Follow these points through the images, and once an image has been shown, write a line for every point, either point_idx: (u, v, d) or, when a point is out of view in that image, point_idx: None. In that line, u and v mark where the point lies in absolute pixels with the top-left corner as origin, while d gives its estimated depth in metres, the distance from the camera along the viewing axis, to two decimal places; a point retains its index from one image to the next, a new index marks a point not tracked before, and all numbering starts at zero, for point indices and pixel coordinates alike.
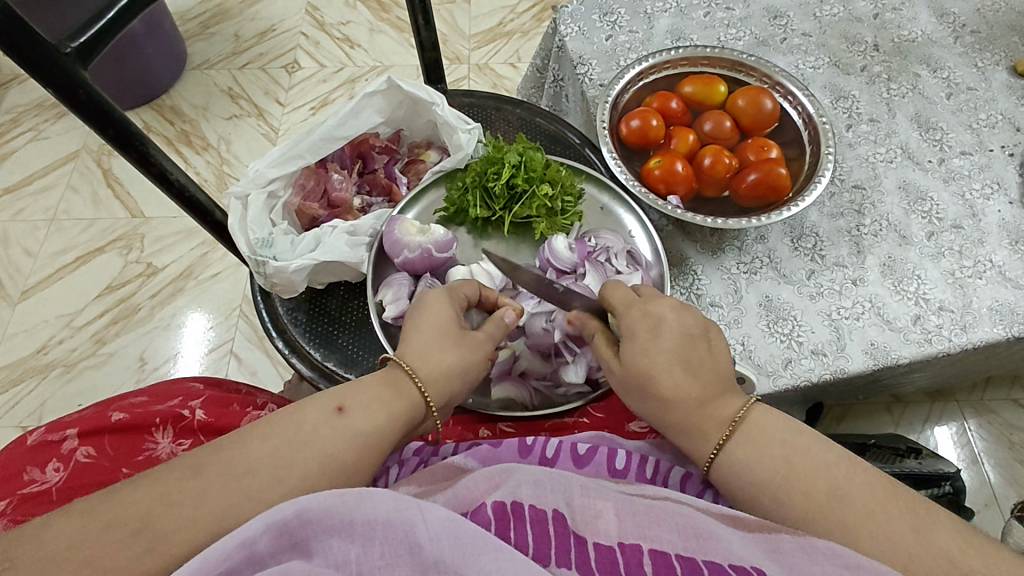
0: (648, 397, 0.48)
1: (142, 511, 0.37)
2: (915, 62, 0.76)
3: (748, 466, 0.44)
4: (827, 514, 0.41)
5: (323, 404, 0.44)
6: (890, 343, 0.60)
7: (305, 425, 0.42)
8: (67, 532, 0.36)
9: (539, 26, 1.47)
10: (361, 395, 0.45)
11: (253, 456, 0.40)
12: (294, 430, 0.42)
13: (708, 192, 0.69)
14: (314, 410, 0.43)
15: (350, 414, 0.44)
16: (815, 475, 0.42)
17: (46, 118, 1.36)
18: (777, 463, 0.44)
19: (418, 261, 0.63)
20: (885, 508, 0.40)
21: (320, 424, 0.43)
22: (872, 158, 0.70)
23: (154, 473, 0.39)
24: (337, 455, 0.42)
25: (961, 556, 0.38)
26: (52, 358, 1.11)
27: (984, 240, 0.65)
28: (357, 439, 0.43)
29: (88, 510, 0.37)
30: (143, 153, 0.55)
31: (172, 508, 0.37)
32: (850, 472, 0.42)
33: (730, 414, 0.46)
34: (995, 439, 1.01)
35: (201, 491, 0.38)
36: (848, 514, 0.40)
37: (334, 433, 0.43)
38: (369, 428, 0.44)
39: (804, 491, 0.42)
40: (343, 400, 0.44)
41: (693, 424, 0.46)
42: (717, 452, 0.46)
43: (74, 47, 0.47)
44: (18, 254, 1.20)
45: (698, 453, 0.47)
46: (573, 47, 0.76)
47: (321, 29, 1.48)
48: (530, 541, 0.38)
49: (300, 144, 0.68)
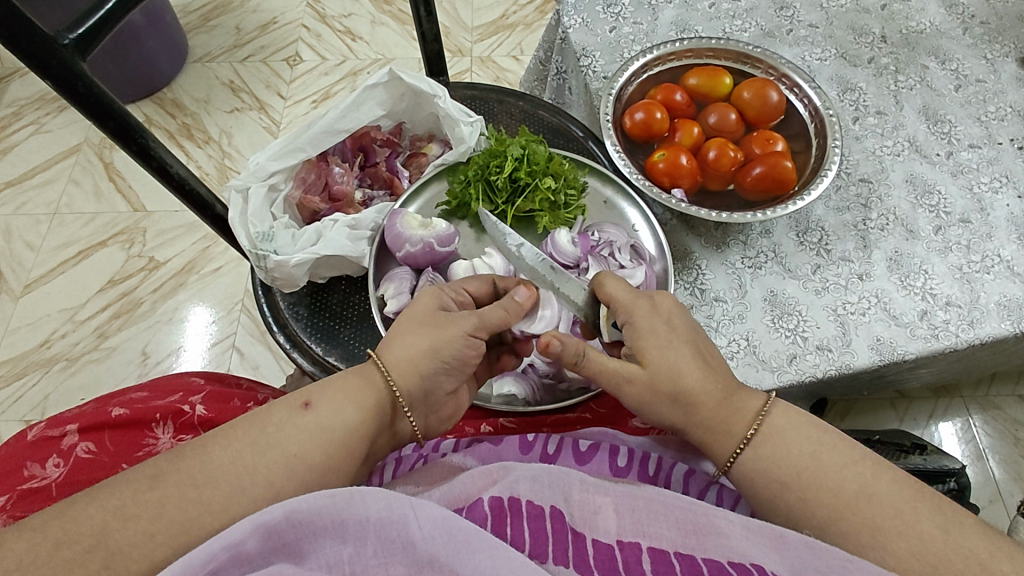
0: (678, 399, 0.46)
1: (155, 514, 0.37)
2: (923, 54, 0.75)
3: (771, 462, 0.44)
4: (857, 513, 0.41)
5: (289, 402, 0.44)
6: (896, 338, 0.59)
7: (269, 425, 0.42)
8: (81, 535, 0.36)
9: (542, 18, 1.46)
10: (326, 391, 0.45)
11: (263, 458, 0.41)
12: (259, 432, 0.42)
13: (713, 185, 0.68)
14: (280, 409, 0.44)
15: (316, 408, 0.44)
16: (843, 474, 0.42)
17: (48, 111, 1.36)
18: (803, 459, 0.44)
19: (420, 255, 0.62)
20: (914, 507, 0.40)
21: (285, 423, 0.43)
22: (879, 151, 0.69)
23: (161, 474, 0.39)
24: (303, 455, 0.42)
25: (991, 559, 0.38)
26: (55, 352, 1.10)
27: (992, 234, 0.64)
28: (323, 432, 0.43)
29: (100, 513, 0.37)
30: (142, 146, 0.54)
31: (186, 512, 0.38)
32: (875, 471, 0.42)
33: (756, 407, 0.46)
34: (1000, 435, 1.00)
35: (214, 494, 0.39)
36: (878, 512, 0.40)
37: (299, 429, 0.43)
38: (337, 421, 0.44)
39: (831, 489, 0.42)
40: (309, 396, 0.45)
41: (721, 419, 0.46)
42: (742, 447, 0.45)
43: (72, 39, 0.47)
44: (19, 248, 1.20)
45: (717, 452, 0.46)
46: (577, 39, 0.75)
47: (322, 21, 1.47)
48: (527, 539, 0.37)
49: (301, 137, 0.67)
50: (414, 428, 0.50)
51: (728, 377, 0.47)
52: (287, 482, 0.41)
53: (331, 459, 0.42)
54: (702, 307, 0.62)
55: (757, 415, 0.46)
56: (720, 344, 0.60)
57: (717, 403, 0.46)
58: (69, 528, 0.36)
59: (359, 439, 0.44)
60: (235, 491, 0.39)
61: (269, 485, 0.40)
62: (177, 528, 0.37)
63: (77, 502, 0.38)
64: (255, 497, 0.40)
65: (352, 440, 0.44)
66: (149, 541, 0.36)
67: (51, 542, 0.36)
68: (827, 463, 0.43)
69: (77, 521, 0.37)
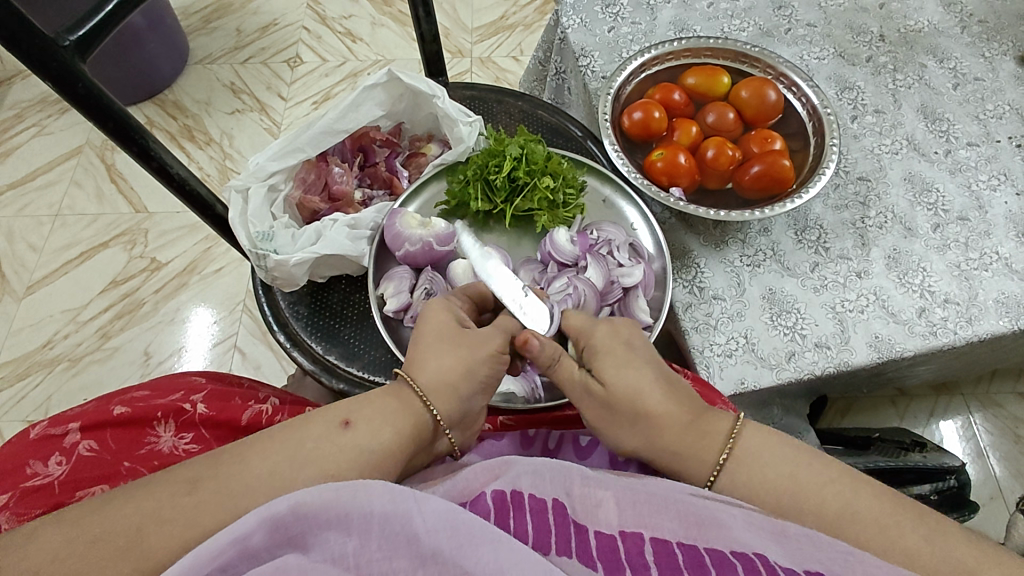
0: (652, 412, 0.46)
1: (166, 511, 0.38)
2: (921, 52, 0.75)
3: (749, 484, 0.44)
4: (839, 534, 0.41)
5: (329, 420, 0.44)
6: (894, 336, 0.59)
7: (308, 442, 0.42)
8: (95, 530, 0.36)
9: (542, 18, 1.47)
10: (366, 411, 0.45)
11: (273, 455, 0.41)
12: (297, 447, 0.42)
13: (711, 184, 0.68)
14: (319, 425, 0.43)
15: (355, 428, 0.44)
16: (822, 493, 0.42)
17: (49, 114, 1.36)
18: (781, 482, 0.43)
19: (419, 254, 0.63)
20: (898, 521, 0.40)
21: (323, 440, 0.43)
22: (877, 150, 0.69)
23: (175, 473, 0.40)
24: (339, 475, 0.42)
25: (979, 565, 0.38)
26: (59, 352, 1.11)
27: (990, 231, 0.64)
28: (360, 453, 0.43)
29: (114, 509, 0.37)
30: (143, 147, 0.55)
31: (194, 509, 0.38)
32: (855, 487, 0.42)
33: (725, 431, 0.46)
34: (1000, 432, 1.00)
35: (222, 491, 0.39)
36: (863, 529, 0.41)
37: (336, 448, 0.42)
38: (374, 443, 0.44)
39: (815, 507, 0.42)
40: (349, 415, 0.45)
41: (689, 443, 0.46)
42: (715, 473, 0.45)
43: (72, 40, 0.47)
44: (22, 249, 1.21)
45: (692, 477, 0.46)
46: (575, 39, 0.76)
47: (322, 23, 1.47)
48: (530, 531, 0.37)
49: (300, 137, 0.68)
50: (452, 445, 0.49)
51: (694, 400, 0.48)
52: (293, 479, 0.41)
53: (364, 478, 0.42)
54: (701, 305, 0.62)
55: (728, 438, 0.46)
56: (718, 343, 0.60)
57: (687, 425, 0.46)
58: (84, 525, 0.37)
59: (393, 462, 0.44)
60: (242, 488, 0.40)
61: (276, 482, 0.41)
62: (187, 525, 0.37)
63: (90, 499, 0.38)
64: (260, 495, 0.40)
65: (387, 461, 0.44)
66: (160, 539, 0.37)
67: (67, 539, 0.36)
68: (805, 483, 0.43)
69: (92, 517, 0.37)
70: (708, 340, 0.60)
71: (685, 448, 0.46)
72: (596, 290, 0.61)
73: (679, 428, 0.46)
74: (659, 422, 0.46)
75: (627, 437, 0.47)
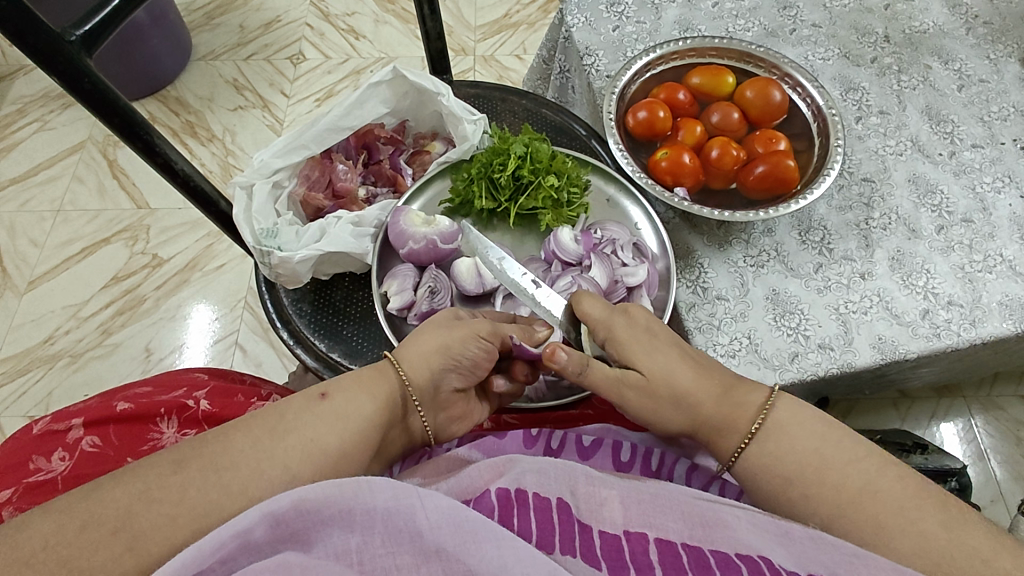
0: None
1: (177, 499, 0.37)
2: (926, 54, 0.75)
3: (774, 455, 0.45)
4: (857, 512, 0.41)
5: (307, 393, 0.45)
6: (898, 337, 0.59)
7: (288, 413, 0.43)
8: (105, 517, 0.36)
9: (545, 17, 1.46)
10: (343, 383, 0.46)
11: (287, 447, 0.41)
12: (278, 419, 0.43)
13: (715, 184, 0.68)
14: (297, 399, 0.44)
15: (333, 398, 0.45)
16: (843, 470, 0.42)
17: (51, 109, 1.36)
18: (809, 455, 0.44)
19: (423, 252, 0.62)
20: (918, 504, 0.40)
21: (303, 411, 0.43)
22: (881, 151, 0.69)
23: (187, 462, 0.40)
24: (320, 441, 0.42)
25: (995, 556, 0.38)
26: (59, 349, 1.11)
27: (994, 234, 0.64)
28: (340, 420, 0.44)
29: (125, 497, 0.37)
30: (148, 142, 0.55)
31: (204, 497, 0.38)
32: (880, 467, 0.43)
33: (759, 402, 0.47)
34: (1002, 435, 1.00)
35: (233, 479, 0.39)
36: (881, 509, 0.41)
37: (317, 417, 0.43)
38: (353, 411, 0.44)
39: (835, 484, 0.42)
40: (327, 387, 0.46)
41: (723, 414, 0.47)
42: (746, 441, 0.46)
43: (79, 35, 0.47)
44: (24, 245, 1.21)
45: (723, 445, 0.47)
46: (580, 38, 0.75)
47: (325, 20, 1.47)
48: (534, 529, 0.37)
49: (305, 134, 0.68)
50: (426, 428, 0.51)
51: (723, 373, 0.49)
52: (303, 467, 0.41)
53: (345, 447, 0.43)
54: (704, 305, 0.62)
55: (762, 408, 0.46)
56: (721, 343, 0.60)
57: (716, 398, 0.47)
58: (93, 511, 0.36)
59: (372, 431, 0.45)
60: (253, 476, 0.40)
61: (285, 470, 0.41)
62: (196, 512, 0.37)
63: (101, 486, 0.38)
64: (269, 482, 0.40)
65: (368, 430, 0.44)
66: (171, 526, 0.37)
67: (77, 525, 0.36)
68: (831, 459, 0.43)
69: (101, 505, 0.37)
70: (711, 341, 0.60)
71: (721, 417, 0.47)
72: (600, 289, 0.61)
73: (711, 402, 0.47)
74: (694, 395, 0.47)
75: (671, 417, 0.48)
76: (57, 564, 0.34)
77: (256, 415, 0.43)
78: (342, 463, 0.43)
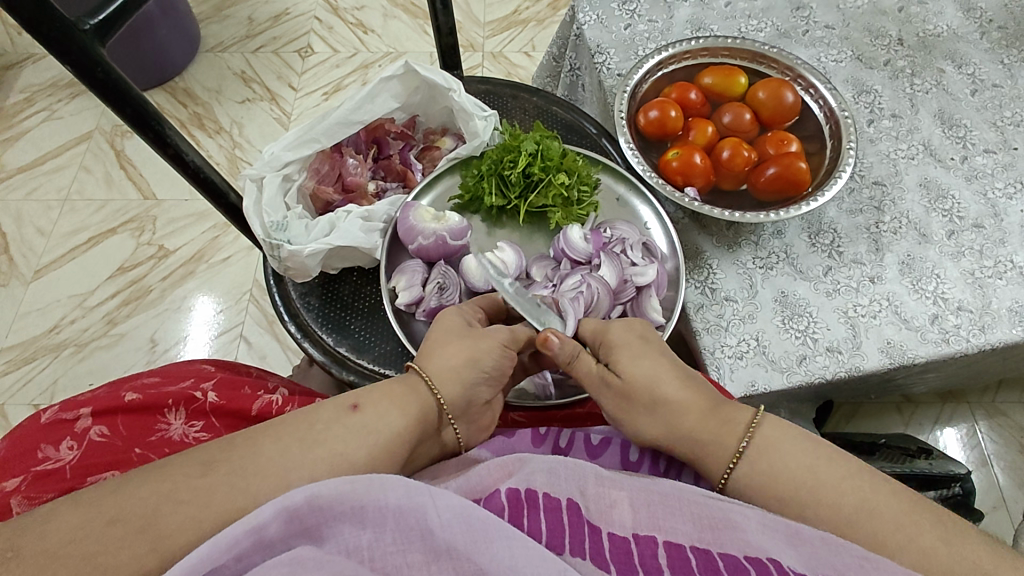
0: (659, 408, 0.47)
1: (198, 496, 0.38)
2: (940, 57, 0.74)
3: (767, 475, 0.44)
4: (862, 519, 0.41)
5: (338, 404, 0.45)
6: (906, 342, 0.59)
7: (317, 423, 0.43)
8: (133, 515, 0.36)
9: (554, 14, 1.46)
10: (373, 395, 0.46)
11: (295, 443, 0.41)
12: (307, 428, 0.43)
13: (726, 185, 0.68)
14: (329, 410, 0.44)
15: (364, 411, 0.45)
16: (847, 477, 0.43)
17: (59, 98, 1.36)
18: (801, 473, 0.44)
19: (432, 248, 0.63)
20: (915, 521, 0.40)
21: (333, 423, 0.43)
22: (893, 154, 0.69)
23: (208, 461, 0.40)
24: (345, 454, 0.42)
25: (994, 568, 0.38)
26: (65, 337, 1.11)
27: (1005, 240, 0.64)
28: (368, 434, 0.43)
29: (151, 495, 0.37)
30: (159, 133, 0.54)
31: (224, 493, 0.38)
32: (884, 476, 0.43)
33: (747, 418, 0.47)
34: (1005, 442, 1.00)
35: (252, 476, 0.39)
36: (880, 526, 0.41)
37: (345, 429, 0.43)
38: (382, 424, 0.44)
39: (840, 491, 0.42)
40: (358, 399, 0.46)
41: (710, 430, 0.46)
42: (734, 463, 0.45)
43: (93, 24, 0.47)
44: (30, 233, 1.21)
45: (710, 469, 0.46)
46: (591, 36, 0.75)
47: (334, 14, 1.47)
48: (544, 529, 0.37)
49: (316, 128, 0.68)
50: (458, 439, 0.50)
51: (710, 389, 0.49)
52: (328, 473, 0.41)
53: (372, 460, 0.43)
54: (712, 306, 0.62)
55: (746, 429, 0.46)
56: (729, 344, 0.60)
57: (701, 415, 0.47)
58: (123, 507, 0.37)
59: (400, 445, 0.44)
60: (266, 471, 0.40)
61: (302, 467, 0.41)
62: (216, 509, 0.37)
63: (130, 482, 0.38)
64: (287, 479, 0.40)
65: (397, 444, 0.44)
66: (191, 522, 0.37)
67: (105, 520, 0.36)
68: (825, 477, 0.43)
69: (125, 501, 0.37)
70: (718, 342, 0.60)
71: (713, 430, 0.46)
72: (610, 288, 0.60)
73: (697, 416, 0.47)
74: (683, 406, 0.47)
75: (647, 426, 0.48)
76: (82, 560, 0.34)
77: (286, 424, 0.43)
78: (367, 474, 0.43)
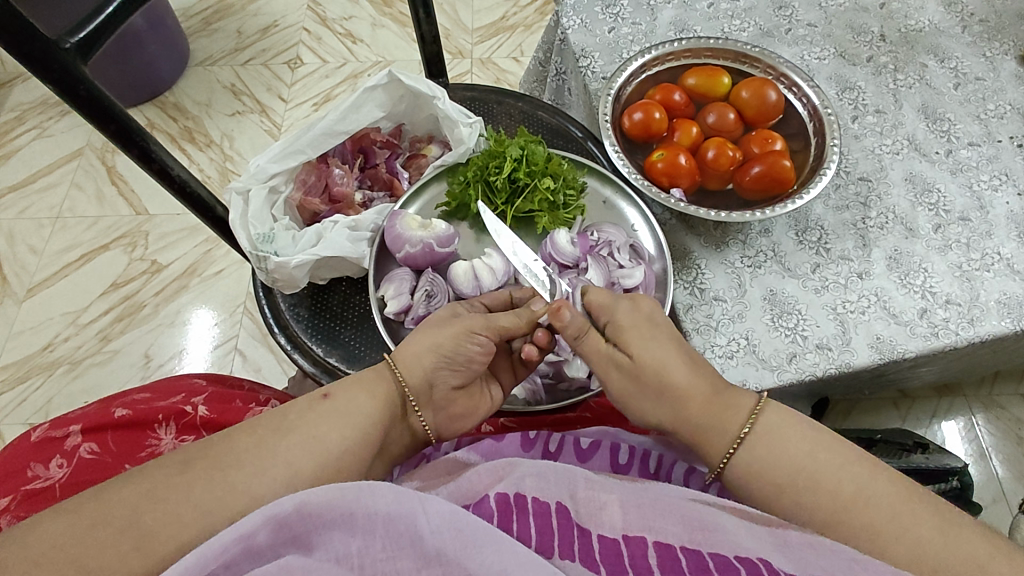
0: (661, 398, 0.48)
1: (185, 506, 0.38)
2: (922, 52, 0.75)
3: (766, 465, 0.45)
4: (849, 518, 0.41)
5: (309, 395, 0.45)
6: (896, 337, 0.59)
7: (291, 414, 0.44)
8: (113, 523, 0.36)
9: (542, 19, 1.47)
10: (343, 384, 0.47)
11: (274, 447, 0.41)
12: (280, 419, 0.43)
13: (712, 185, 0.68)
14: (301, 401, 0.45)
15: (334, 398, 0.45)
16: (841, 474, 0.43)
17: (49, 116, 1.36)
18: (797, 464, 0.44)
19: (420, 256, 0.63)
20: (912, 509, 0.41)
21: (305, 411, 0.44)
22: (878, 150, 0.69)
23: (190, 466, 0.40)
24: (323, 440, 0.43)
25: (990, 560, 0.39)
26: (59, 355, 1.11)
27: (992, 232, 0.64)
28: (341, 420, 0.44)
29: (131, 501, 0.37)
30: (143, 148, 0.55)
31: (214, 501, 0.38)
32: (873, 472, 0.43)
33: (749, 406, 0.47)
34: (1002, 434, 1.00)
35: (239, 485, 0.39)
36: (872, 518, 0.41)
37: (319, 416, 0.44)
38: (353, 410, 0.45)
39: (832, 490, 0.42)
40: (329, 388, 0.46)
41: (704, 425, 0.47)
42: (732, 449, 0.46)
43: (73, 42, 0.47)
44: (23, 252, 1.21)
45: (709, 454, 0.47)
46: (575, 40, 0.75)
47: (322, 24, 1.48)
48: (533, 534, 0.37)
49: (301, 139, 0.68)
50: (425, 427, 0.51)
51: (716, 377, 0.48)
52: (304, 460, 0.42)
53: (348, 447, 0.44)
54: (701, 306, 0.62)
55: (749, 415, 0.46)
56: (719, 344, 0.60)
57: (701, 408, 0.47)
58: (100, 516, 0.36)
59: (375, 432, 0.45)
60: (244, 479, 0.40)
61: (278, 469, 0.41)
62: (194, 517, 0.37)
63: (119, 488, 0.38)
64: (269, 484, 0.40)
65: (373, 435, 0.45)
66: (174, 531, 0.37)
67: (83, 530, 0.35)
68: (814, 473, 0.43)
69: (101, 511, 0.37)
70: (708, 342, 0.60)
71: (707, 421, 0.47)
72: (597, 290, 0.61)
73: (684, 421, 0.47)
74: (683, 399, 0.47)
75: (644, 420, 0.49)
76: (69, 567, 0.34)
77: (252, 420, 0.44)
78: (343, 460, 0.43)
